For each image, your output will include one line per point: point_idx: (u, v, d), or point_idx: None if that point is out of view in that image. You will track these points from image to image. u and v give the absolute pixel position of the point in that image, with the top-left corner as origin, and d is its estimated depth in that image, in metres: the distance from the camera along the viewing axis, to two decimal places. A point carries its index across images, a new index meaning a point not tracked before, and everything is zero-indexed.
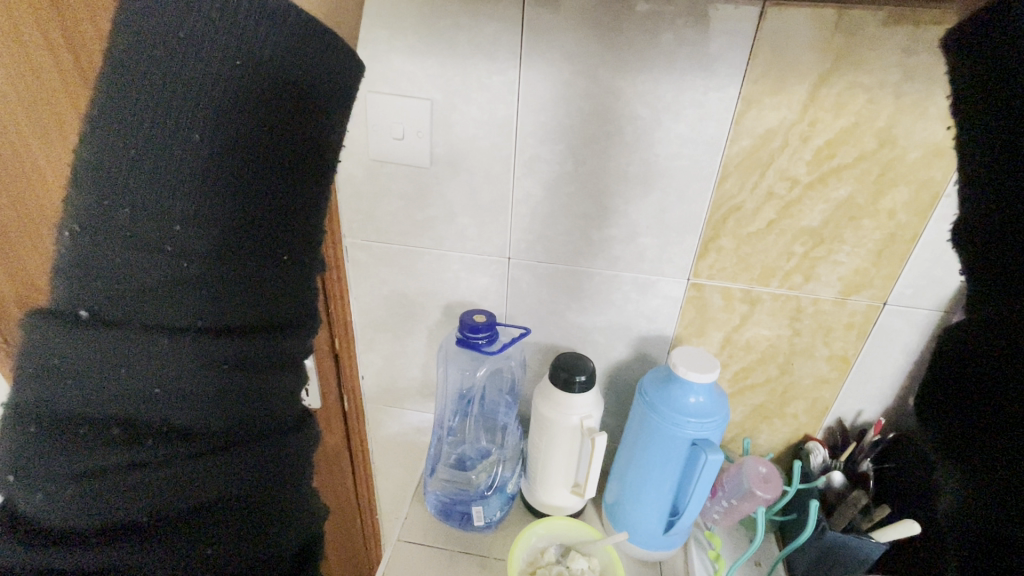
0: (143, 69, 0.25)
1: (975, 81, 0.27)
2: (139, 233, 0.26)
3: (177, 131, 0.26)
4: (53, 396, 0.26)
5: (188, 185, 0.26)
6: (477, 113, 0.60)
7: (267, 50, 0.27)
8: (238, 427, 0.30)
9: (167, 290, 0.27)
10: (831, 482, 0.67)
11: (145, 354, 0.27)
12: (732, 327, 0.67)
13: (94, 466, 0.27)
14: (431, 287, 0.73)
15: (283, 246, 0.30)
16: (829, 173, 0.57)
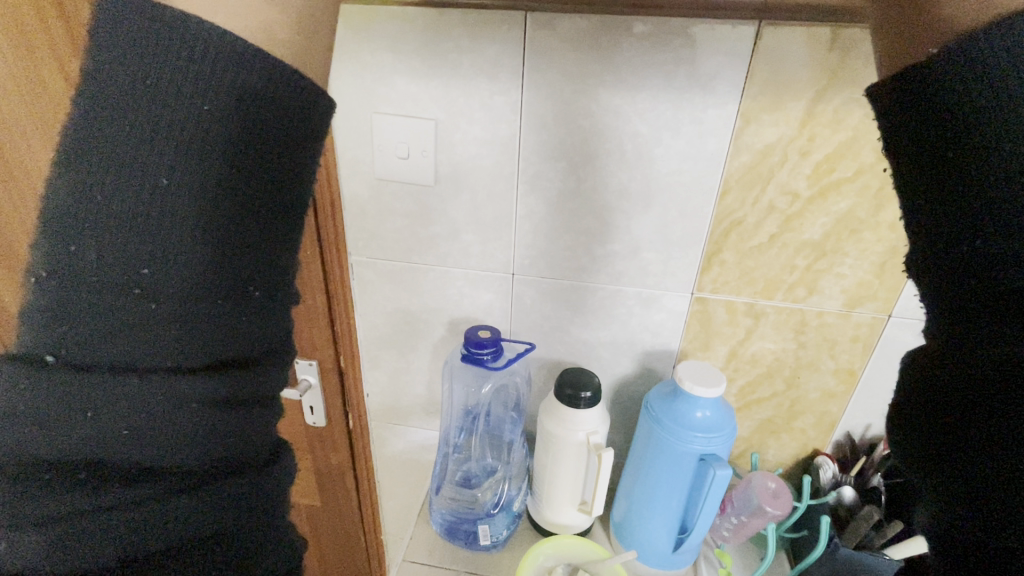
0: (105, 86, 0.21)
1: (909, 135, 0.24)
2: (104, 273, 0.22)
3: (141, 154, 0.22)
4: (16, 446, 0.23)
5: (158, 219, 0.22)
6: (479, 132, 0.61)
7: (235, 82, 0.23)
8: (219, 459, 0.26)
9: (138, 329, 0.23)
10: (842, 497, 0.65)
11: (115, 390, 0.23)
12: (737, 341, 0.67)
13: (55, 514, 0.23)
14: (436, 304, 0.73)
15: (271, 281, 0.26)
16: (828, 188, 0.57)
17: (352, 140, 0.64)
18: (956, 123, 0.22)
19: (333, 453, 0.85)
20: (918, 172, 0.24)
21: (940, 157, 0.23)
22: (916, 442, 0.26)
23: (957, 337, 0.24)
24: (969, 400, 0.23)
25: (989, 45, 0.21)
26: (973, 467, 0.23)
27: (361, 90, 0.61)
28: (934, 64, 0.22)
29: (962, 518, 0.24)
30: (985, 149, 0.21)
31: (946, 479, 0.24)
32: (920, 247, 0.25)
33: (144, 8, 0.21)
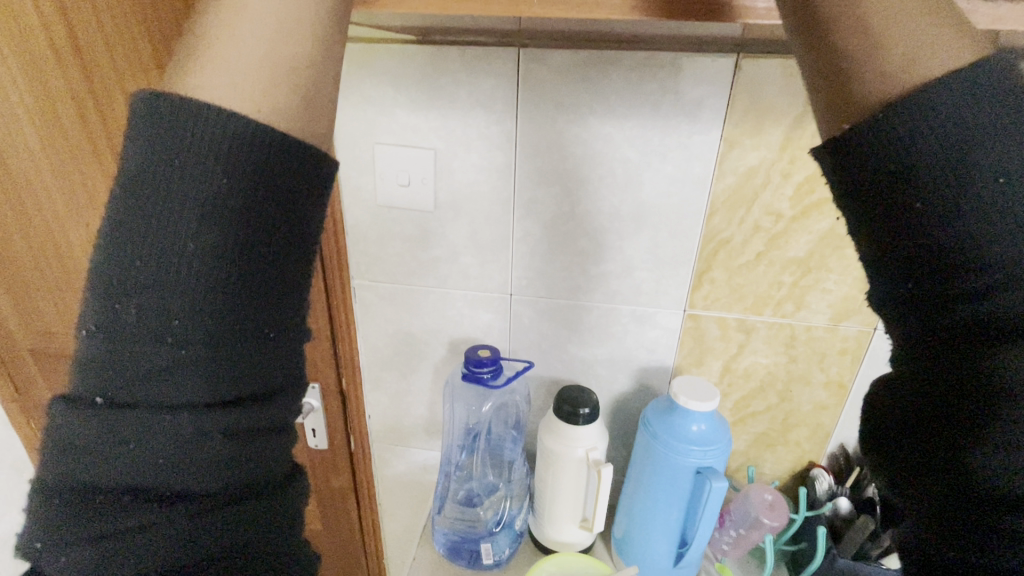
0: (142, 147, 0.23)
1: (864, 187, 0.25)
2: (142, 326, 0.24)
3: (173, 215, 0.24)
4: (77, 475, 0.26)
5: (188, 269, 0.24)
6: (477, 160, 0.64)
7: (249, 141, 0.24)
8: (237, 488, 0.28)
9: (168, 371, 0.25)
10: (838, 509, 0.67)
11: (149, 428, 0.25)
12: (729, 356, 0.69)
13: (104, 530, 0.26)
14: (436, 325, 0.75)
15: (291, 318, 0.28)
16: (810, 208, 0.60)
17: (356, 169, 0.67)
18: (917, 175, 0.24)
19: (335, 476, 0.85)
20: (876, 218, 0.25)
21: (901, 204, 0.24)
22: (894, 469, 0.27)
23: (930, 369, 0.25)
24: (941, 427, 0.25)
25: (934, 100, 0.23)
26: (949, 489, 0.24)
27: (364, 122, 0.64)
28: (889, 120, 0.24)
29: (941, 538, 0.25)
30: (941, 194, 0.23)
31: (922, 502, 0.26)
32: (882, 286, 0.27)
33: (175, 100, 0.24)
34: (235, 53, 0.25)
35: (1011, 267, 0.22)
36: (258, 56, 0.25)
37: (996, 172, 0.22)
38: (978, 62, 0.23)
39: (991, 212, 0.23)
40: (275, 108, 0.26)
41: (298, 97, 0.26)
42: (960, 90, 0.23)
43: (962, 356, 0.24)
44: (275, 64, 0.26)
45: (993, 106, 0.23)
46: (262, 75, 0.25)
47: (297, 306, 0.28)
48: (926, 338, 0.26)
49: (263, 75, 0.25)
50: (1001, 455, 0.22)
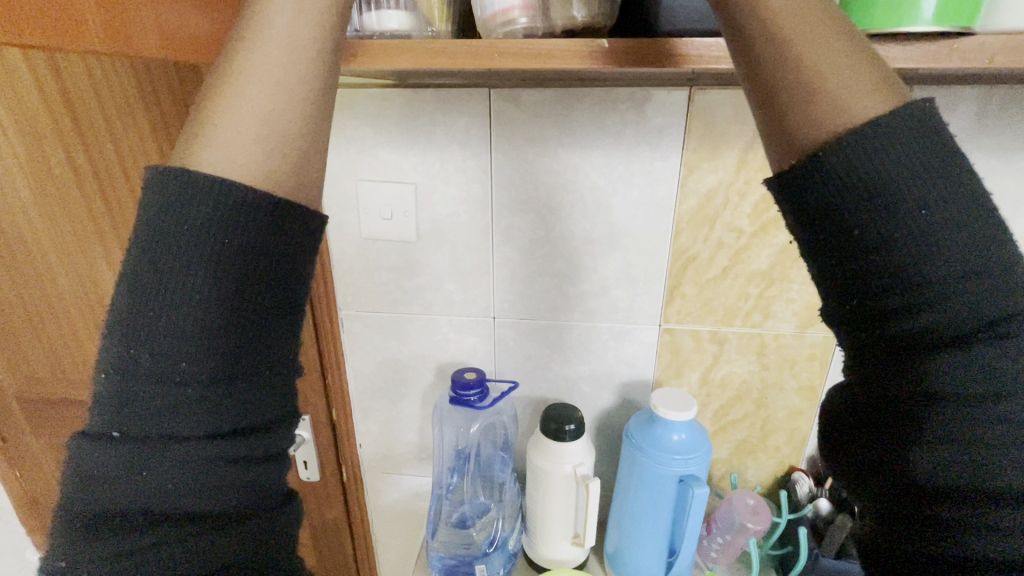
0: (155, 207, 0.26)
1: (810, 217, 0.30)
2: (156, 366, 0.27)
3: (181, 264, 0.26)
4: (95, 504, 0.28)
5: (193, 311, 0.27)
6: (455, 192, 0.68)
7: (249, 205, 0.27)
8: (239, 509, 0.30)
9: (177, 406, 0.28)
10: (819, 510, 0.69)
11: (161, 459, 0.28)
12: (705, 367, 0.72)
13: (118, 552, 0.28)
14: (423, 351, 0.77)
15: (280, 358, 0.31)
16: (768, 224, 0.64)
17: (340, 205, 0.70)
18: (854, 218, 0.28)
19: (329, 508, 0.87)
20: (822, 243, 0.30)
21: (845, 244, 0.29)
22: (843, 452, 0.33)
23: (878, 374, 0.31)
24: (884, 421, 0.30)
25: (866, 142, 0.27)
26: (888, 473, 0.30)
27: (347, 161, 0.67)
28: (826, 157, 0.28)
29: (880, 509, 0.32)
30: (874, 227, 0.28)
31: (861, 477, 0.32)
32: (830, 298, 0.32)
33: (185, 175, 0.27)
34: (242, 116, 0.29)
35: (932, 291, 0.27)
36: (255, 131, 0.29)
37: (921, 207, 0.27)
38: (899, 108, 0.27)
39: (915, 245, 0.27)
40: (268, 176, 0.29)
41: (289, 164, 0.30)
42: (885, 132, 0.27)
43: (904, 369, 0.29)
44: (278, 128, 0.29)
45: (916, 150, 0.27)
46: (257, 148, 0.29)
47: (286, 346, 0.31)
48: (872, 348, 0.31)
49: (259, 148, 0.29)
50: (928, 445, 0.28)
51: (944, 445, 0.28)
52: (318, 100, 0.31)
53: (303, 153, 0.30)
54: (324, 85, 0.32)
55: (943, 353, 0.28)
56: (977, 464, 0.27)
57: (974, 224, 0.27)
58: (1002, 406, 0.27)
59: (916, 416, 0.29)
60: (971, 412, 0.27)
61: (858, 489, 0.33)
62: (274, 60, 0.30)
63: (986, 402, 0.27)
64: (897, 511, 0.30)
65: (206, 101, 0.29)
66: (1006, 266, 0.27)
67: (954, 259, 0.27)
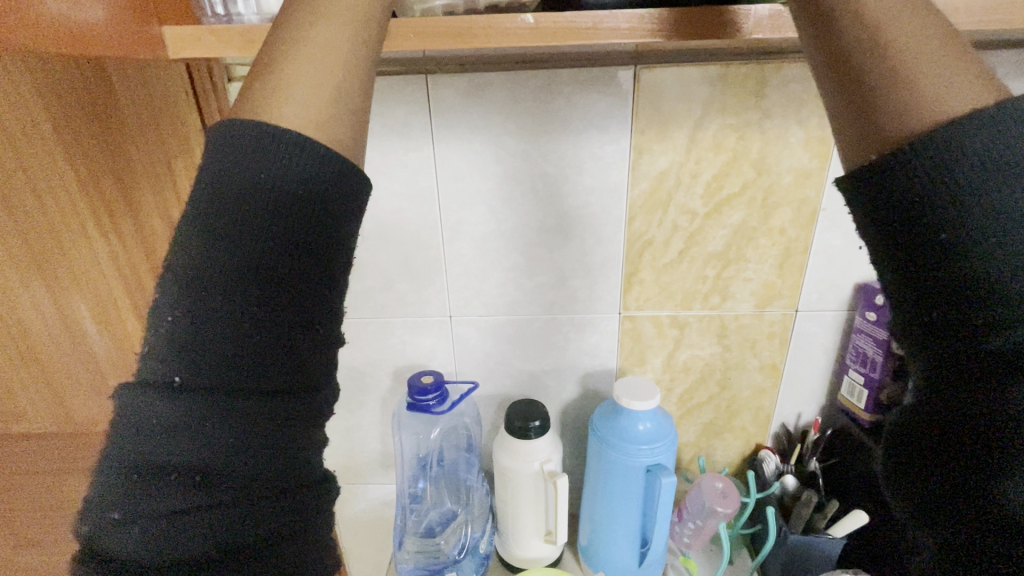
0: (239, 146, 0.26)
1: (889, 214, 0.27)
2: (226, 308, 0.26)
3: (258, 204, 0.25)
4: (143, 454, 0.26)
5: (257, 253, 0.26)
6: (399, 187, 0.64)
7: (321, 160, 0.26)
8: (285, 483, 0.29)
9: (241, 361, 0.26)
10: (786, 487, 0.69)
11: (229, 413, 0.26)
12: (668, 352, 0.71)
13: (177, 507, 0.27)
14: (378, 356, 0.74)
15: (325, 329, 0.29)
16: (721, 204, 0.63)
17: None
18: (934, 221, 0.26)
19: None
20: (897, 243, 0.27)
21: (929, 247, 0.26)
22: (909, 462, 0.31)
23: (956, 390, 0.27)
24: (956, 449, 0.27)
25: (965, 133, 0.25)
26: (967, 494, 0.27)
27: None
28: (907, 151, 0.26)
29: (954, 535, 0.28)
30: (969, 228, 0.25)
31: (934, 494, 0.29)
32: (900, 308, 0.29)
33: (260, 125, 0.26)
34: (297, 77, 0.27)
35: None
36: (324, 88, 0.28)
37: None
38: (1006, 102, 0.25)
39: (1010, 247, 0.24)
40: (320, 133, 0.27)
41: (334, 123, 0.28)
42: (970, 129, 0.25)
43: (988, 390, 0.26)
44: (332, 93, 0.28)
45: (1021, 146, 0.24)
46: (322, 105, 0.27)
47: (336, 321, 0.29)
48: (945, 361, 0.27)
49: (318, 107, 0.27)
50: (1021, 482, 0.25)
51: None
52: (364, 72, 0.30)
53: (347, 116, 0.28)
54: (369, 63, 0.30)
55: None
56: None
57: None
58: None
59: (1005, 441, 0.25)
60: None
61: (920, 503, 0.30)
62: (344, 23, 0.29)
63: None
64: (979, 540, 0.27)
65: (267, 60, 0.28)
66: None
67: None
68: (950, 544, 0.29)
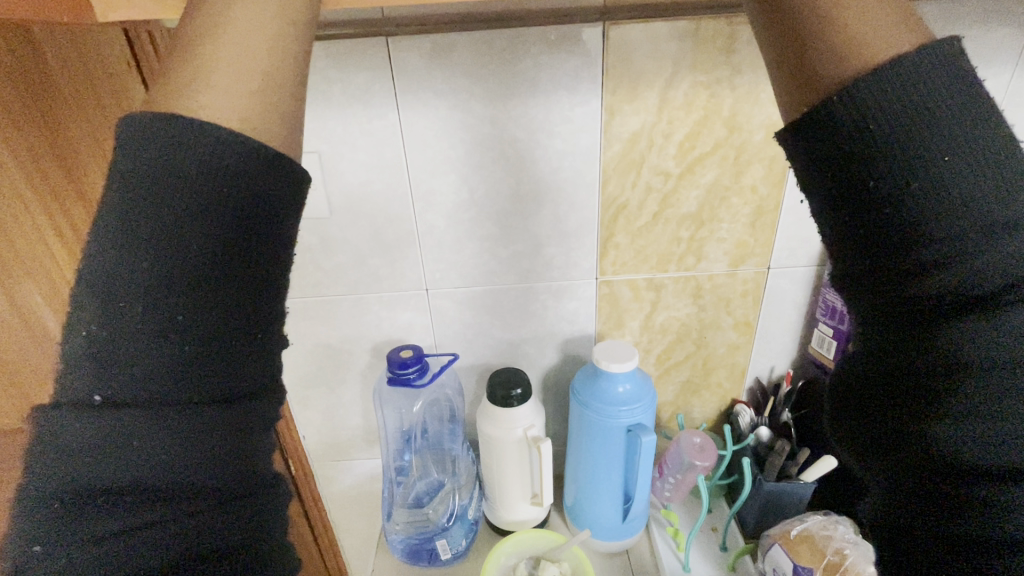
0: (158, 140, 0.24)
1: (821, 170, 0.28)
2: (148, 321, 0.25)
3: (169, 206, 0.24)
4: (69, 476, 0.25)
5: (176, 259, 0.25)
6: (365, 158, 0.62)
7: (249, 153, 0.25)
8: (236, 487, 0.28)
9: (171, 369, 0.25)
10: (760, 438, 0.72)
11: (157, 426, 0.25)
12: (644, 314, 0.72)
13: (109, 528, 0.25)
14: (356, 333, 0.73)
15: (264, 325, 0.28)
16: (693, 163, 0.63)
17: None
18: (869, 162, 0.26)
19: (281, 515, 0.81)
20: (831, 197, 0.28)
21: (867, 201, 0.27)
22: (851, 416, 0.32)
23: (893, 337, 0.29)
24: (897, 397, 0.29)
25: (885, 80, 0.25)
26: (903, 437, 0.29)
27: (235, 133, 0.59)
28: (834, 100, 0.26)
29: (898, 478, 0.30)
30: (893, 177, 0.26)
31: (876, 443, 0.30)
32: (838, 262, 0.30)
33: (202, 126, 0.25)
34: (226, 57, 0.26)
35: (956, 245, 0.25)
36: (255, 79, 0.27)
37: (944, 153, 0.25)
38: (925, 47, 0.26)
39: (942, 196, 0.25)
40: (257, 112, 0.26)
41: (264, 102, 0.27)
42: (895, 76, 0.25)
43: (926, 338, 0.27)
44: (263, 70, 0.27)
45: (938, 92, 0.25)
46: (252, 97, 0.26)
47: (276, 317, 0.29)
48: (886, 312, 0.29)
49: (248, 99, 0.26)
50: (952, 422, 0.27)
51: (969, 417, 0.26)
52: (295, 44, 0.28)
53: (280, 91, 0.27)
54: (302, 37, 0.29)
55: (966, 319, 0.26)
56: (1008, 441, 0.26)
57: (992, 173, 0.25)
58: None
59: (938, 383, 0.27)
60: (996, 380, 0.26)
61: (864, 452, 0.32)
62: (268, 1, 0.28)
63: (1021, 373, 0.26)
64: (919, 479, 0.29)
65: (191, 39, 0.26)
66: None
67: (974, 215, 0.25)
68: (897, 487, 0.30)
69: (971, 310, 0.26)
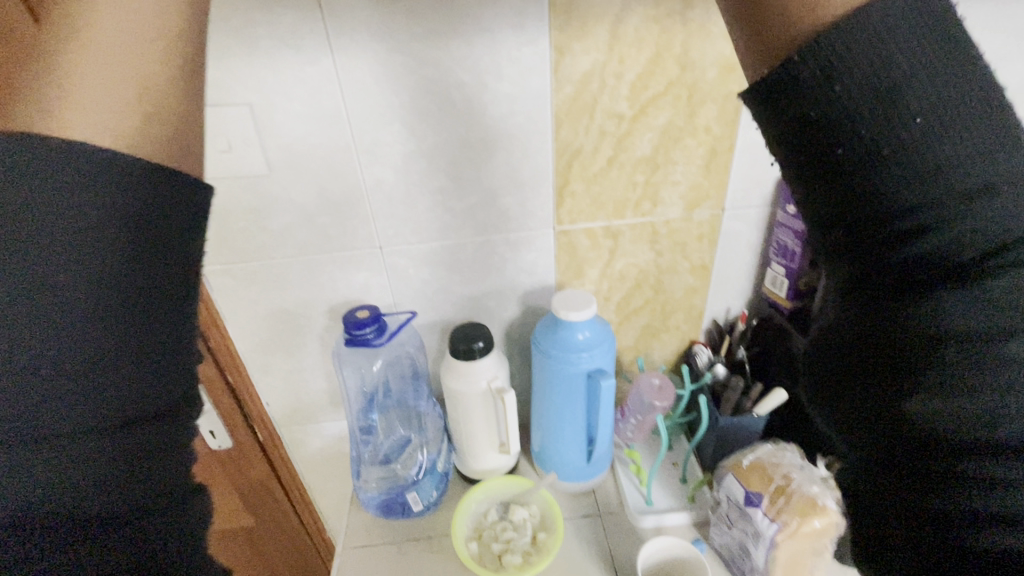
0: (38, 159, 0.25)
1: (792, 135, 0.29)
2: (41, 330, 0.25)
3: (56, 223, 0.26)
4: None
5: (67, 272, 0.26)
6: (301, 109, 0.58)
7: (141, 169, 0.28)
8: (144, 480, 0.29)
9: (69, 366, 0.26)
10: (717, 376, 0.74)
11: (68, 430, 0.26)
12: (603, 262, 0.72)
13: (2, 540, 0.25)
14: (310, 295, 0.71)
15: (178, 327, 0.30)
16: (647, 104, 0.61)
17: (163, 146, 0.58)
18: (839, 125, 0.27)
19: (251, 470, 0.84)
20: (808, 159, 0.29)
21: (843, 169, 0.28)
22: (827, 391, 0.32)
23: (866, 301, 0.30)
24: (871, 366, 0.29)
25: (851, 33, 0.26)
26: (880, 409, 0.29)
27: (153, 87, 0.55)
28: (797, 58, 0.27)
29: (880, 456, 0.30)
30: (863, 140, 0.27)
31: (855, 419, 0.30)
32: (816, 229, 0.31)
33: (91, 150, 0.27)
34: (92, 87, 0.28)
35: (929, 210, 0.27)
36: (126, 105, 0.29)
37: (916, 114, 0.26)
38: None
39: (913, 160, 0.26)
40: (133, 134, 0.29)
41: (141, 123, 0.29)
42: (860, 30, 0.26)
43: (899, 303, 0.28)
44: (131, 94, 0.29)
45: (916, 52, 0.25)
46: (130, 115, 0.29)
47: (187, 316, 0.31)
48: (861, 276, 0.30)
49: (120, 120, 0.29)
50: (927, 391, 0.27)
51: (942, 386, 0.27)
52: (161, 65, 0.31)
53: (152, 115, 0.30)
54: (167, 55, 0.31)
55: (939, 285, 0.27)
56: (993, 409, 0.26)
57: (965, 132, 0.26)
58: (1006, 344, 0.26)
59: (911, 348, 0.28)
60: (970, 346, 0.27)
61: (843, 430, 0.32)
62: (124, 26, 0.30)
63: (994, 339, 0.26)
64: (900, 456, 0.29)
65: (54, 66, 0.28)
66: (1005, 179, 0.26)
67: (949, 181, 0.26)
68: (879, 467, 0.30)
69: (941, 275, 0.27)
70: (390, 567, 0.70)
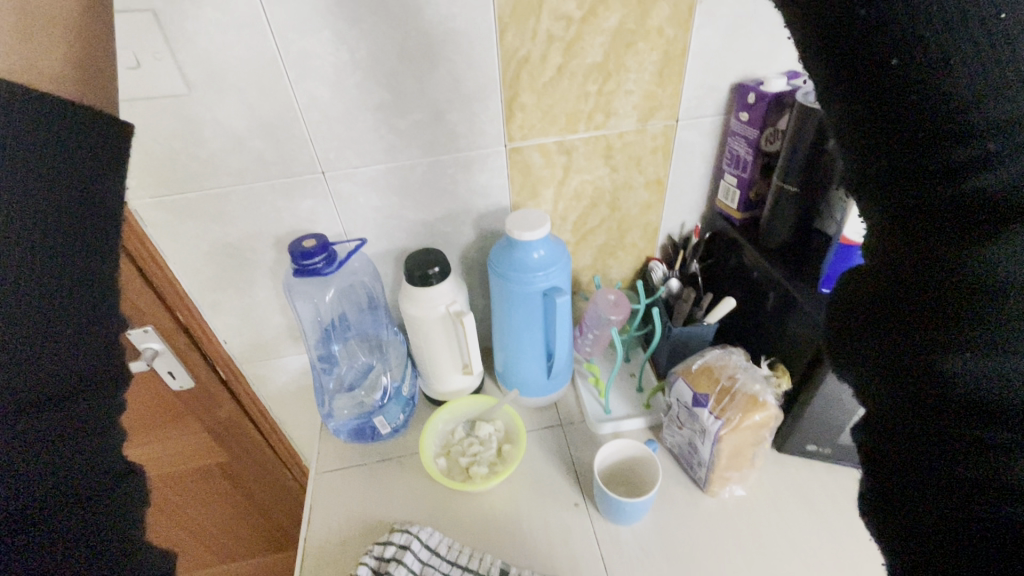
0: None
1: (826, 43, 0.26)
2: None
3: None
4: None
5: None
6: (214, 16, 0.51)
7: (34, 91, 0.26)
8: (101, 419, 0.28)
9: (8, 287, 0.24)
10: (671, 289, 0.76)
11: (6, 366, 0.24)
12: (557, 181, 0.71)
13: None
14: (253, 228, 0.67)
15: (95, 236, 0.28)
16: (596, 5, 0.57)
17: None
18: (870, 24, 0.23)
19: (219, 407, 0.84)
20: (857, 90, 0.26)
21: (893, 83, 0.24)
22: (860, 354, 0.29)
23: (912, 244, 0.26)
24: (910, 322, 0.26)
25: None
26: (915, 375, 0.26)
27: None
28: None
29: (910, 436, 0.26)
30: (909, 37, 0.23)
31: (886, 386, 0.28)
32: (857, 164, 0.28)
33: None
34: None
35: (992, 130, 0.22)
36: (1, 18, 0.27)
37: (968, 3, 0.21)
38: None
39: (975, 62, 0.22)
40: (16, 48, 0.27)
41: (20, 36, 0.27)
42: None
43: (946, 247, 0.25)
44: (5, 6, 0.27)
45: None
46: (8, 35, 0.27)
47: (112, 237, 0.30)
48: (909, 217, 0.27)
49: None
50: (971, 357, 0.24)
51: (992, 351, 0.23)
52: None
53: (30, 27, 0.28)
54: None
55: (1000, 230, 0.23)
56: None
57: None
58: None
59: (954, 304, 0.24)
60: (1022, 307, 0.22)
61: (875, 401, 0.29)
62: None
63: None
64: (934, 435, 0.25)
65: None
66: None
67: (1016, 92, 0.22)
68: (908, 448, 0.27)
69: (998, 222, 0.23)
70: (363, 487, 0.73)
